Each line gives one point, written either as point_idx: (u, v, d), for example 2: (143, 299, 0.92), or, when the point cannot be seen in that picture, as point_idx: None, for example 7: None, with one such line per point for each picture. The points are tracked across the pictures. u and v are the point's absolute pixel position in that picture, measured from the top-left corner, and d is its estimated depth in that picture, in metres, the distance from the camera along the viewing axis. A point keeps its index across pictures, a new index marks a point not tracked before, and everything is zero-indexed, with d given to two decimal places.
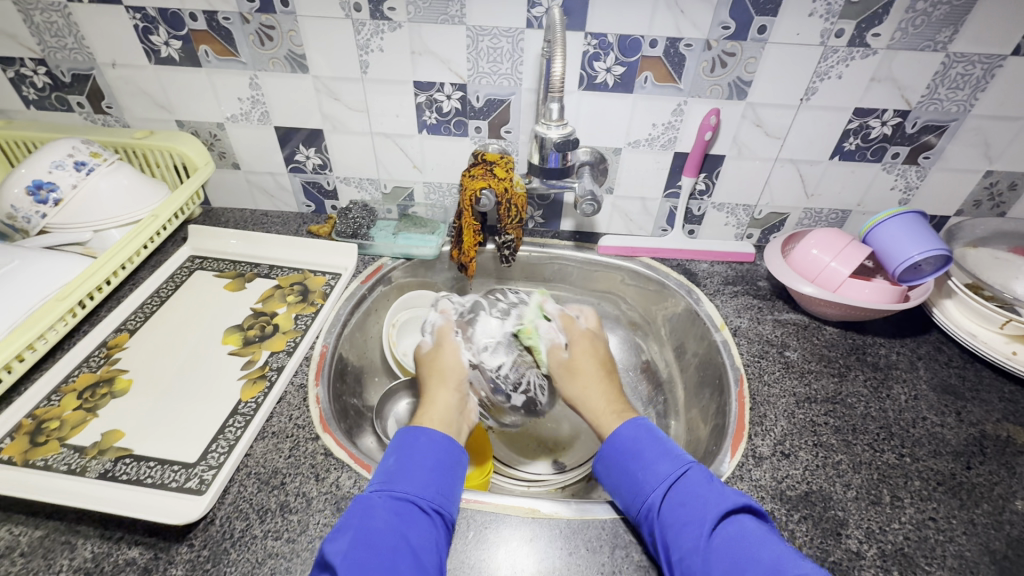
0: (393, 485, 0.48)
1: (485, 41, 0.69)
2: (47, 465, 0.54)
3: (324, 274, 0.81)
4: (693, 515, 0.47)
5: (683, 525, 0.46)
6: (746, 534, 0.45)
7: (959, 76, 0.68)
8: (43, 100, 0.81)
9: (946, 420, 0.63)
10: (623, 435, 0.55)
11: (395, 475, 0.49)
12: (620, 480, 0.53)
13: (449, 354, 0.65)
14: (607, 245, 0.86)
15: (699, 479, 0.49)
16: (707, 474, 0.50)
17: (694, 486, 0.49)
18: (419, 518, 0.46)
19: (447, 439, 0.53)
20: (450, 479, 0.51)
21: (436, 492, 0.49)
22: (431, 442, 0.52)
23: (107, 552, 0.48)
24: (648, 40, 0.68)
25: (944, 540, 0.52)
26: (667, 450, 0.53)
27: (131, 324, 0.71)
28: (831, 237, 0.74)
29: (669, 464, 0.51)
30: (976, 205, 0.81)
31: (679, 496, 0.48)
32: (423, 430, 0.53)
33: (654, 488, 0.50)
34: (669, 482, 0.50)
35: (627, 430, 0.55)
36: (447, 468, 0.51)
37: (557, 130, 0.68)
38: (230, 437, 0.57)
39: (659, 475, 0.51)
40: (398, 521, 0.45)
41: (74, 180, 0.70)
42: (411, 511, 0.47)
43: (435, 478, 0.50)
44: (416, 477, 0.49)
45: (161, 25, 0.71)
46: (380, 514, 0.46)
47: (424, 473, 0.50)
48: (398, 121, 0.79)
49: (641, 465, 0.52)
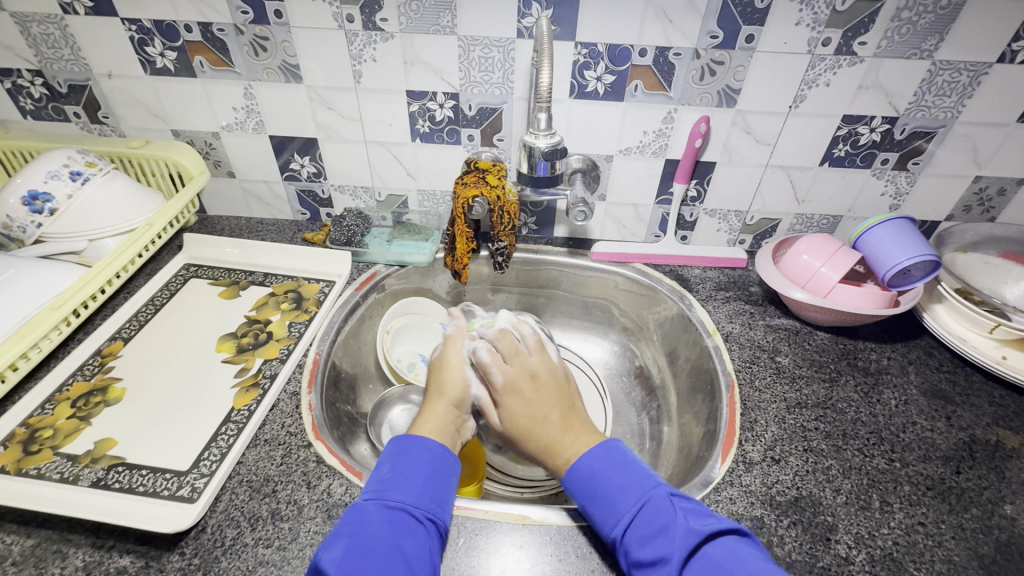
0: (388, 493, 0.49)
1: (476, 51, 0.70)
2: (39, 473, 0.54)
3: (318, 281, 0.82)
4: (655, 551, 0.45)
5: (650, 564, 0.45)
6: (714, 569, 0.43)
7: (946, 83, 0.68)
8: (40, 111, 0.82)
9: (936, 424, 0.64)
10: (581, 467, 0.52)
11: (390, 484, 0.49)
12: (589, 511, 0.51)
13: (454, 369, 0.61)
14: (600, 251, 0.87)
15: (661, 510, 0.47)
16: (671, 502, 0.48)
17: (656, 520, 0.47)
18: (413, 527, 0.47)
19: (442, 447, 0.53)
20: (445, 488, 0.51)
21: (431, 500, 0.49)
22: (426, 450, 0.52)
23: (98, 561, 0.49)
24: (638, 49, 0.69)
25: (933, 545, 0.52)
26: (630, 478, 0.51)
27: (126, 332, 0.72)
28: (821, 243, 0.74)
29: (630, 496, 0.49)
30: (966, 210, 0.81)
31: (644, 532, 0.47)
32: (417, 438, 0.53)
33: (618, 522, 0.48)
34: (630, 517, 0.48)
35: (588, 460, 0.53)
36: (442, 476, 0.51)
37: (546, 139, 0.69)
38: (223, 445, 0.58)
39: (623, 506, 0.49)
40: (391, 530, 0.46)
41: (69, 191, 0.71)
42: (405, 521, 0.47)
43: (430, 487, 0.50)
44: (410, 485, 0.49)
45: (156, 37, 0.72)
46: (373, 523, 0.46)
47: (419, 482, 0.50)
48: (392, 129, 0.79)
49: (605, 495, 0.50)
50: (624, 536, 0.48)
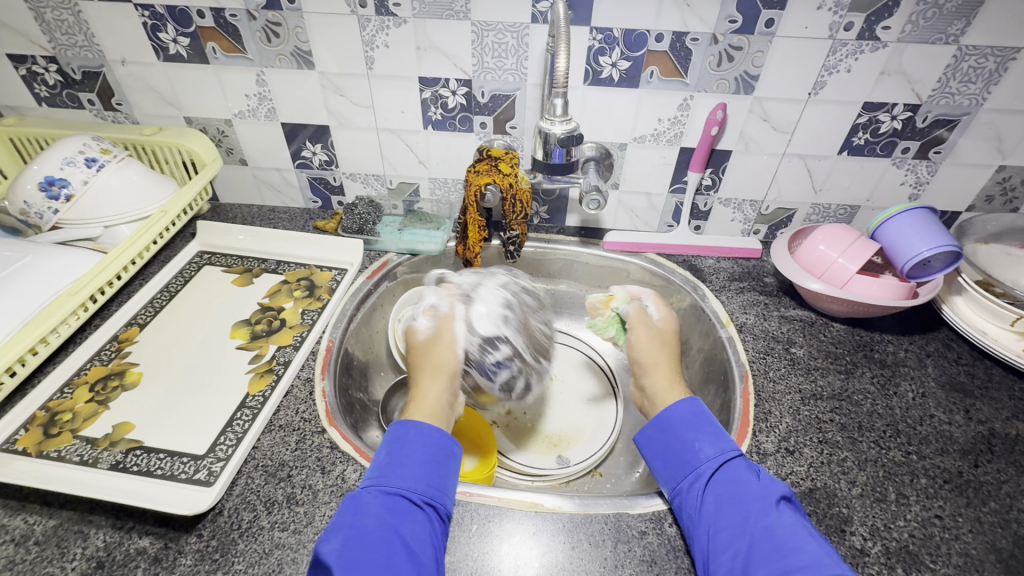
0: (385, 480, 0.49)
1: (490, 37, 0.69)
2: (59, 456, 0.55)
3: (330, 269, 0.82)
4: (742, 498, 0.50)
5: (737, 506, 0.49)
6: (796, 523, 0.48)
7: (971, 69, 0.67)
8: (54, 98, 0.83)
9: (954, 417, 0.63)
10: (678, 410, 0.58)
11: (387, 470, 0.50)
12: (674, 457, 0.56)
13: (448, 344, 0.63)
14: (612, 240, 0.86)
15: (746, 467, 0.52)
16: (755, 464, 0.53)
17: (739, 472, 0.52)
18: (412, 512, 0.47)
19: (438, 431, 0.53)
20: (441, 472, 0.51)
21: (428, 485, 0.49)
22: (422, 435, 0.52)
23: (119, 542, 0.49)
24: (654, 35, 0.67)
25: (950, 538, 0.52)
26: (718, 436, 0.56)
27: (142, 318, 0.73)
28: (838, 232, 0.73)
29: (722, 449, 0.54)
30: (988, 200, 0.79)
31: (731, 479, 0.52)
32: (412, 422, 0.54)
33: (707, 465, 0.53)
34: (718, 464, 0.53)
35: (680, 408, 0.58)
36: (438, 461, 0.52)
37: (562, 125, 0.67)
38: (238, 430, 0.58)
39: (711, 455, 0.54)
40: (388, 515, 0.46)
41: (85, 177, 0.71)
42: (403, 506, 0.47)
43: (426, 471, 0.50)
44: (408, 471, 0.50)
45: (169, 23, 0.72)
46: (371, 510, 0.46)
47: (416, 466, 0.50)
48: (404, 117, 0.79)
49: (692, 444, 0.55)
50: (711, 478, 0.52)
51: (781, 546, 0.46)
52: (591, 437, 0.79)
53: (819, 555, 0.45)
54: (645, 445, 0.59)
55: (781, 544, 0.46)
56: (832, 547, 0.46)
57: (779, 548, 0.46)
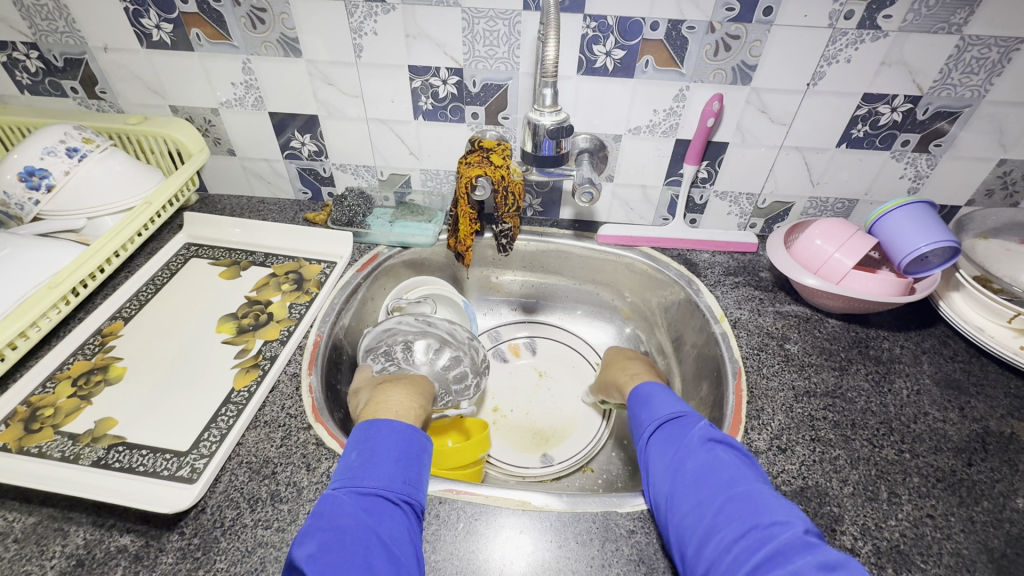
0: (359, 480, 0.48)
1: (481, 24, 0.68)
2: (40, 451, 0.54)
3: (319, 262, 0.80)
4: (674, 445, 0.51)
5: (669, 455, 0.51)
6: (720, 463, 0.48)
7: (974, 60, 0.65)
8: (37, 85, 0.81)
9: (948, 415, 0.62)
10: (640, 387, 0.60)
11: (361, 470, 0.48)
12: (632, 424, 0.58)
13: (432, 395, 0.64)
14: (606, 234, 0.84)
15: (689, 421, 0.53)
16: (695, 418, 0.53)
17: (678, 425, 0.53)
18: (389, 510, 0.46)
19: (410, 427, 0.53)
20: (416, 467, 0.51)
21: (404, 483, 0.48)
22: (393, 433, 0.51)
23: (99, 540, 0.49)
24: (649, 23, 0.66)
25: (942, 538, 0.51)
26: (668, 398, 0.57)
27: (127, 311, 0.71)
28: (835, 227, 0.72)
29: (668, 406, 0.55)
30: (988, 194, 0.78)
31: (669, 430, 0.53)
32: (384, 421, 0.52)
33: (650, 424, 0.55)
34: (661, 420, 0.54)
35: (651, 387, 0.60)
36: (411, 457, 0.51)
37: (552, 116, 0.66)
38: (223, 426, 0.57)
39: (655, 415, 0.55)
40: (365, 516, 0.45)
41: (67, 167, 0.70)
42: (379, 506, 0.46)
43: (402, 469, 0.49)
44: (382, 470, 0.49)
45: (151, 8, 0.70)
46: (346, 511, 0.45)
47: (389, 465, 0.49)
48: (394, 106, 0.77)
49: (645, 407, 0.57)
50: (653, 435, 0.54)
51: (701, 483, 0.47)
52: (580, 433, 0.79)
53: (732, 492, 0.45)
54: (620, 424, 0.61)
55: (699, 479, 0.47)
56: (756, 484, 0.46)
57: (699, 483, 0.47)
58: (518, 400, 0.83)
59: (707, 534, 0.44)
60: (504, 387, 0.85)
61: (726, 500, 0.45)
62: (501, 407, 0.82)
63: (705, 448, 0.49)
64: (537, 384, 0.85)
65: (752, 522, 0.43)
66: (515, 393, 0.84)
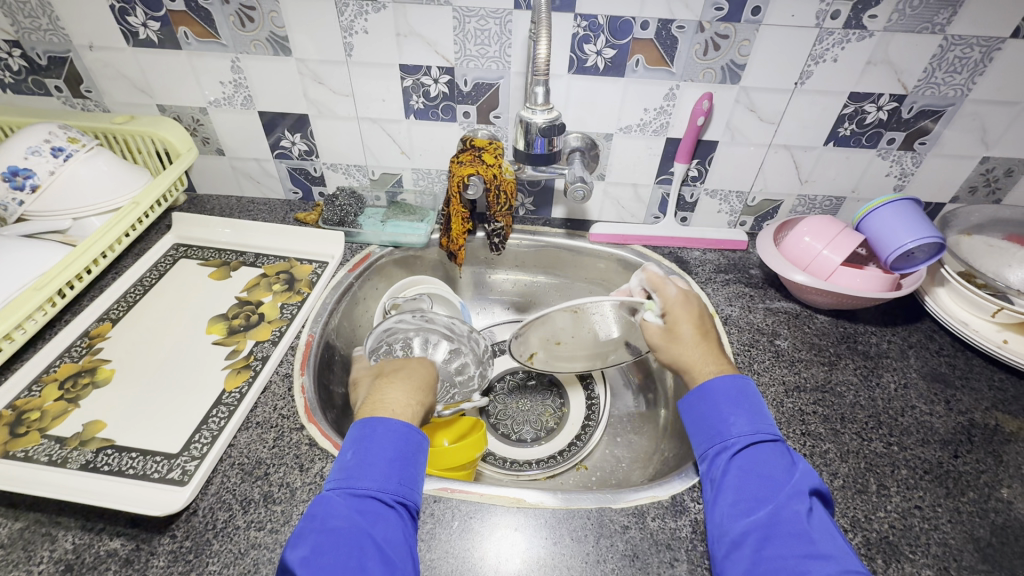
0: (354, 481, 0.47)
1: (472, 23, 0.68)
2: (26, 456, 0.53)
3: (310, 262, 0.80)
4: (767, 475, 0.48)
5: (758, 479, 0.48)
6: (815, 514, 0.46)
7: (957, 59, 0.66)
8: (19, 84, 0.79)
9: (935, 408, 0.63)
10: (716, 387, 0.55)
11: (355, 471, 0.47)
12: (705, 429, 0.54)
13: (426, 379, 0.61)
14: (599, 232, 0.85)
15: (781, 451, 0.50)
16: (790, 448, 0.51)
17: (771, 453, 0.50)
18: (383, 512, 0.46)
19: (406, 425, 0.51)
20: (413, 468, 0.49)
21: (399, 483, 0.48)
22: (389, 431, 0.50)
23: (88, 544, 0.48)
24: (639, 22, 0.66)
25: (930, 528, 0.52)
26: (755, 413, 0.53)
27: (114, 313, 0.71)
28: (824, 224, 0.73)
29: (757, 426, 0.52)
30: (972, 192, 0.80)
31: (759, 456, 0.50)
32: (379, 420, 0.51)
33: (738, 442, 0.51)
34: (750, 440, 0.51)
35: (724, 381, 0.55)
36: (408, 456, 0.49)
37: (543, 114, 0.66)
38: (214, 428, 0.57)
39: (744, 431, 0.52)
40: (359, 518, 0.45)
41: (52, 167, 0.69)
42: (375, 508, 0.46)
43: (397, 470, 0.48)
44: (376, 471, 0.48)
45: (137, 6, 0.69)
46: (342, 513, 0.45)
47: (385, 467, 0.48)
48: (385, 105, 0.77)
49: (726, 417, 0.53)
50: (739, 454, 0.51)
51: (794, 527, 0.45)
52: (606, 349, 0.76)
53: (829, 546, 0.43)
54: (681, 416, 0.57)
55: (794, 524, 0.45)
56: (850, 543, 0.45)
57: (787, 517, 0.45)
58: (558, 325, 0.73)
59: (783, 570, 0.43)
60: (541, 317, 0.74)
61: (816, 542, 0.43)
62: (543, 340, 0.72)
63: (803, 486, 0.47)
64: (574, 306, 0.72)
65: (841, 570, 0.41)
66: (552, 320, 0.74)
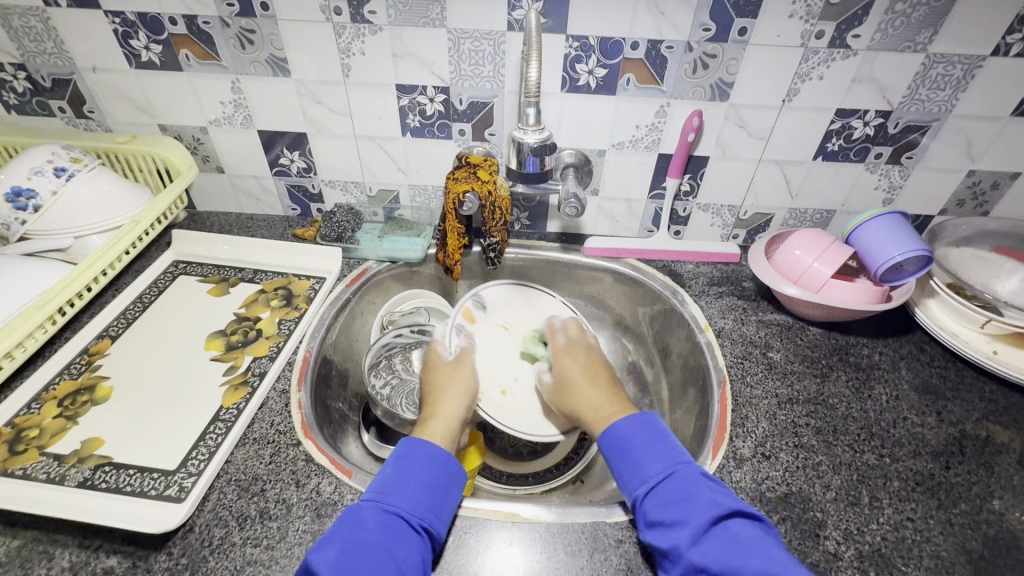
0: (387, 498, 0.49)
1: (466, 44, 0.69)
2: (25, 474, 0.54)
3: (308, 278, 0.81)
4: (677, 517, 0.48)
5: (666, 526, 0.48)
6: (732, 546, 0.45)
7: (940, 76, 0.68)
8: (24, 105, 0.81)
9: (926, 419, 0.64)
10: (616, 430, 0.57)
11: (389, 488, 0.50)
12: (619, 477, 0.55)
13: (457, 378, 0.66)
14: (593, 246, 0.87)
15: (689, 482, 0.50)
16: (696, 477, 0.51)
17: (677, 489, 0.50)
18: (409, 535, 0.47)
19: (446, 454, 0.54)
20: (443, 496, 0.52)
21: (427, 509, 0.50)
22: (428, 456, 0.54)
23: (85, 562, 0.48)
24: (629, 42, 0.68)
25: (921, 540, 0.52)
26: (660, 450, 0.54)
27: (114, 330, 0.71)
28: (813, 237, 0.74)
29: (659, 463, 0.53)
30: (960, 205, 0.81)
31: (667, 498, 0.50)
32: (422, 442, 0.55)
33: (642, 489, 0.52)
34: (654, 482, 0.51)
35: (623, 426, 0.56)
36: (441, 485, 0.52)
37: (535, 134, 0.68)
38: (211, 444, 0.57)
39: (648, 474, 0.52)
40: (386, 536, 0.46)
41: (54, 187, 0.70)
42: (400, 528, 0.48)
43: (428, 495, 0.51)
44: (409, 492, 0.50)
45: (140, 30, 0.71)
46: (369, 526, 0.47)
47: (417, 488, 0.51)
48: (382, 124, 0.78)
49: (631, 463, 0.54)
50: (648, 502, 0.51)
51: (716, 570, 0.44)
52: (552, 424, 0.68)
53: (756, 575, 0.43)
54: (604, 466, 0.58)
55: (716, 568, 0.44)
56: (780, 559, 0.44)
57: (704, 561, 0.45)
58: (506, 368, 0.73)
59: None
60: (488, 354, 0.74)
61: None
62: (485, 377, 0.71)
63: (712, 518, 0.47)
64: (510, 337, 0.77)
65: None
66: (501, 358, 0.74)
